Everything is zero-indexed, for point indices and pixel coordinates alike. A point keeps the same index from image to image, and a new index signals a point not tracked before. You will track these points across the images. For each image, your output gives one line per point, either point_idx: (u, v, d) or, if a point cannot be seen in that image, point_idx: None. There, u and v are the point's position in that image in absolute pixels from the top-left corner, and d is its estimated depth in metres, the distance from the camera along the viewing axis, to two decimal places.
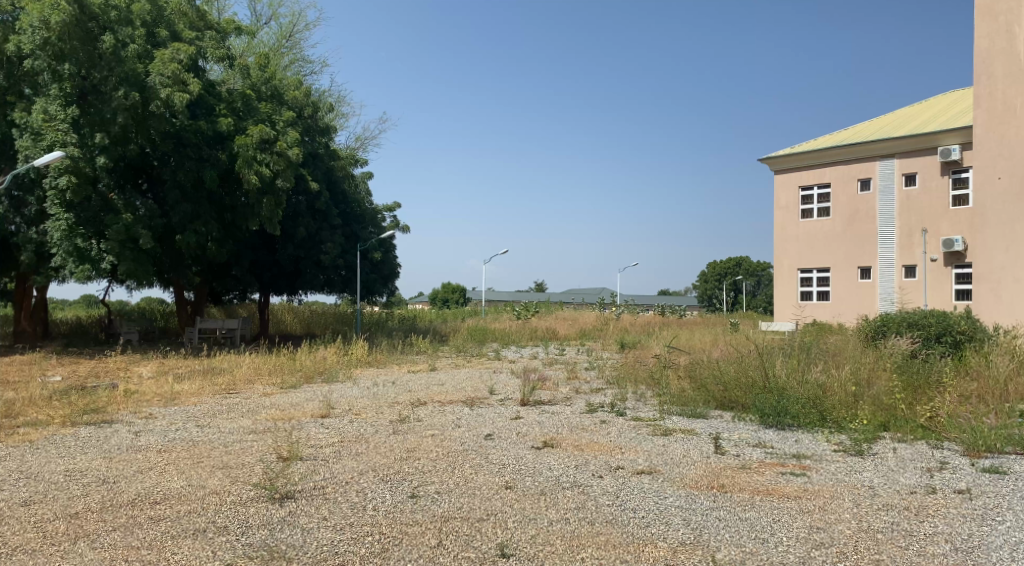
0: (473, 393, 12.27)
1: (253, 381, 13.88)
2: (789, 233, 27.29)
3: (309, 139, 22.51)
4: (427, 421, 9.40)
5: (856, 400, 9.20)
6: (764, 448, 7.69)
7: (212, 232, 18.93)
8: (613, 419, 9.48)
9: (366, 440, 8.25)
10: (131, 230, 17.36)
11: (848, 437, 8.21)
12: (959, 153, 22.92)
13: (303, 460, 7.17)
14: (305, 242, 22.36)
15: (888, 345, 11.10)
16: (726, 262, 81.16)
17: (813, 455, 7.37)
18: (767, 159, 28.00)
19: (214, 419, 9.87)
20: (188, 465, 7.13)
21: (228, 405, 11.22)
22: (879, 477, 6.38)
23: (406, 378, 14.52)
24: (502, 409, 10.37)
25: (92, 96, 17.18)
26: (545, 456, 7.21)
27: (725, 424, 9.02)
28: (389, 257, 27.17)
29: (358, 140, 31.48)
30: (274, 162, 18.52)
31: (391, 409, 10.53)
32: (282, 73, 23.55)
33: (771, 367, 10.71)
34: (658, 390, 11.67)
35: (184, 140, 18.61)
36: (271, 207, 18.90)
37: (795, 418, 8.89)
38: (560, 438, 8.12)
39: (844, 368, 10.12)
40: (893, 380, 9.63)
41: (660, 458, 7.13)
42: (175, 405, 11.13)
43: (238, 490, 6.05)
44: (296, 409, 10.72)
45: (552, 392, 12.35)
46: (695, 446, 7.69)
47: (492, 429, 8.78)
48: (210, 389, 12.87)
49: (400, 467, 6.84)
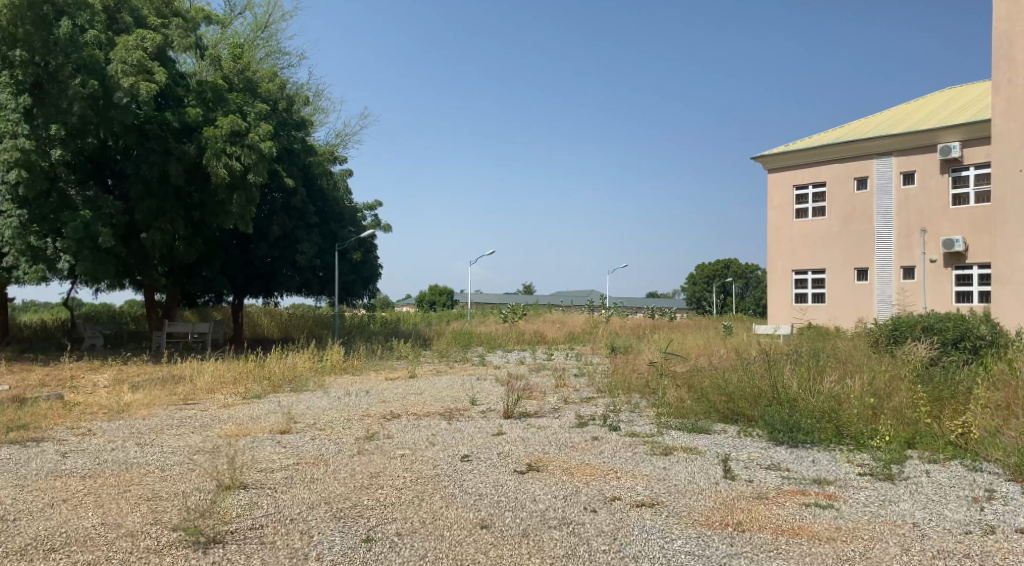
0: (453, 403, 11.26)
1: (215, 389, 12.81)
2: (783, 233, 26.50)
3: (285, 134, 21.34)
4: (398, 439, 8.39)
5: (875, 414, 8.30)
6: (779, 471, 6.73)
7: (180, 230, 17.74)
8: (607, 435, 8.50)
9: (325, 463, 7.23)
10: (90, 228, 16.12)
11: (872, 457, 7.28)
12: (959, 150, 22.19)
13: (246, 490, 6.16)
14: (280, 242, 21.28)
15: (906, 352, 10.20)
16: (714, 264, 80.51)
17: (837, 480, 6.41)
18: (760, 158, 27.22)
19: (160, 436, 8.81)
20: (111, 495, 6.10)
21: (181, 418, 10.16)
22: (919, 510, 5.44)
23: (382, 387, 13.44)
24: (483, 423, 9.36)
25: (48, 86, 15.88)
26: (528, 484, 6.21)
27: (731, 441, 8.09)
28: (370, 258, 26.08)
29: (338, 137, 30.36)
30: (246, 155, 17.39)
31: (360, 424, 9.49)
32: (256, 64, 22.48)
33: (778, 375, 9.79)
34: (654, 401, 10.69)
35: (147, 133, 17.51)
36: (242, 203, 17.78)
37: (808, 435, 7.99)
38: (547, 460, 7.13)
39: (860, 378, 9.20)
40: (916, 391, 8.70)
41: (662, 486, 6.14)
42: (120, 419, 10.02)
43: (155, 533, 4.99)
44: (255, 423, 9.68)
45: (539, 402, 11.35)
46: (700, 469, 6.72)
47: (470, 448, 7.78)
48: (166, 399, 11.81)
49: (358, 499, 5.81)
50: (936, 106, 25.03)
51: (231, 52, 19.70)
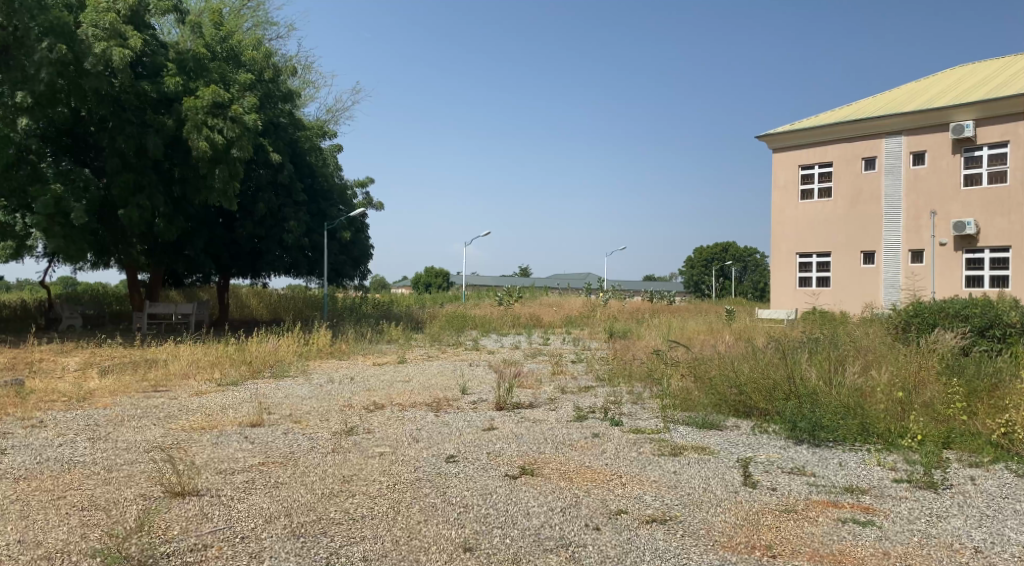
0: (441, 392, 10.47)
1: (189, 375, 12.00)
2: (788, 214, 25.66)
3: (271, 106, 20.30)
4: (378, 435, 7.61)
5: (904, 411, 7.54)
6: (804, 477, 5.97)
7: (159, 206, 16.71)
8: (609, 431, 7.73)
9: (293, 464, 6.45)
10: (62, 203, 15.14)
11: (906, 459, 6.51)
12: (973, 129, 21.31)
13: (196, 499, 5.38)
14: (266, 220, 20.32)
15: (933, 340, 9.41)
16: (713, 247, 79.83)
17: (872, 489, 5.64)
18: (765, 136, 26.31)
19: (118, 429, 8.00)
20: (40, 503, 5.29)
21: (146, 407, 9.34)
22: (975, 530, 4.69)
23: (368, 374, 12.64)
24: (473, 416, 8.57)
25: (13, 50, 14.50)
26: (521, 492, 5.45)
27: (745, 439, 7.35)
28: (360, 238, 25.17)
29: (329, 112, 29.36)
30: (228, 128, 16.30)
31: (339, 416, 8.71)
32: (241, 32, 21.39)
33: (793, 365, 9.00)
34: (658, 391, 9.92)
35: (123, 104, 16.28)
36: (225, 178, 16.69)
37: (831, 433, 7.22)
38: (542, 461, 6.36)
39: (886, 370, 8.43)
40: (948, 385, 7.93)
41: (675, 496, 5.38)
42: (79, 407, 9.20)
43: (77, 557, 4.21)
44: (226, 414, 8.88)
45: (534, 392, 10.57)
46: (715, 475, 5.96)
47: (456, 446, 7.00)
48: (135, 386, 11.00)
49: (322, 512, 5.03)
50: (948, 84, 24.07)
51: (213, 19, 18.62)
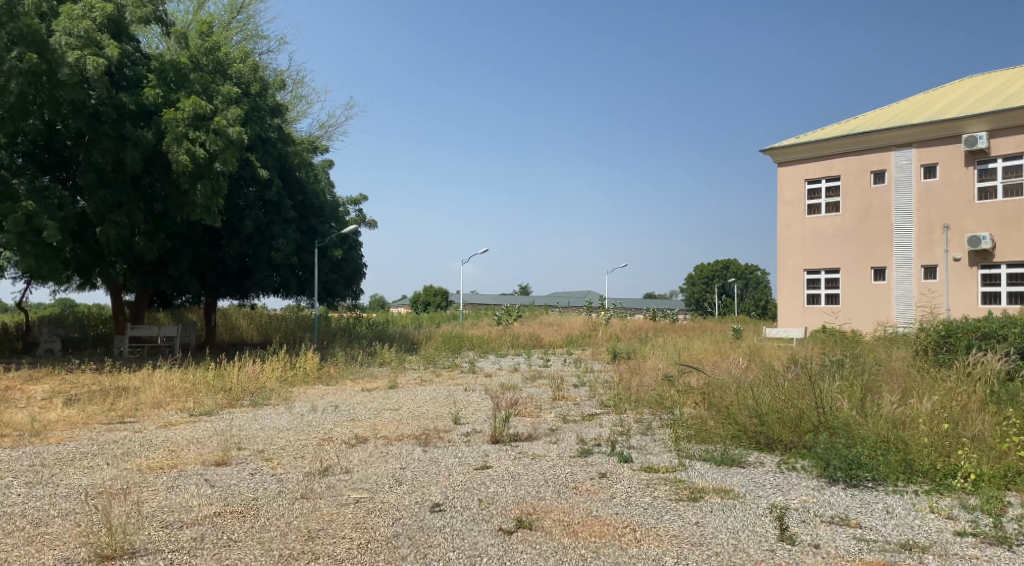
0: (432, 423, 9.58)
1: (161, 404, 11.12)
2: (795, 229, 24.89)
3: (260, 120, 19.53)
4: (356, 475, 6.73)
5: (952, 445, 6.65)
6: (849, 530, 5.09)
7: (139, 224, 15.86)
8: (616, 469, 6.87)
9: (254, 515, 5.57)
10: (34, 220, 14.28)
11: (967, 504, 5.59)
12: (986, 140, 20.57)
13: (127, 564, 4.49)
14: (254, 238, 19.48)
15: (974, 364, 8.52)
16: (713, 265, 79.33)
17: (935, 546, 4.74)
18: (769, 150, 25.62)
19: (65, 470, 7.11)
20: None
21: (106, 443, 8.46)
22: None
23: (355, 401, 11.73)
24: (465, 451, 7.71)
25: None
26: (517, 552, 4.58)
27: (772, 479, 6.46)
28: (353, 256, 24.41)
29: (322, 128, 28.71)
30: (212, 142, 15.51)
31: (316, 452, 7.85)
32: (228, 44, 20.69)
33: (820, 389, 8.10)
34: (668, 420, 9.03)
35: (100, 116, 15.50)
36: (207, 194, 15.82)
37: (873, 472, 6.33)
38: (542, 511, 5.46)
39: (927, 398, 7.54)
40: (1001, 418, 7.01)
41: (702, 557, 4.50)
42: (29, 444, 8.30)
43: None
44: (190, 451, 7.98)
45: (533, 421, 9.69)
46: (746, 527, 5.08)
47: (443, 490, 6.12)
48: (100, 417, 10.10)
49: None
50: (957, 95, 23.43)
51: (198, 30, 17.88)
